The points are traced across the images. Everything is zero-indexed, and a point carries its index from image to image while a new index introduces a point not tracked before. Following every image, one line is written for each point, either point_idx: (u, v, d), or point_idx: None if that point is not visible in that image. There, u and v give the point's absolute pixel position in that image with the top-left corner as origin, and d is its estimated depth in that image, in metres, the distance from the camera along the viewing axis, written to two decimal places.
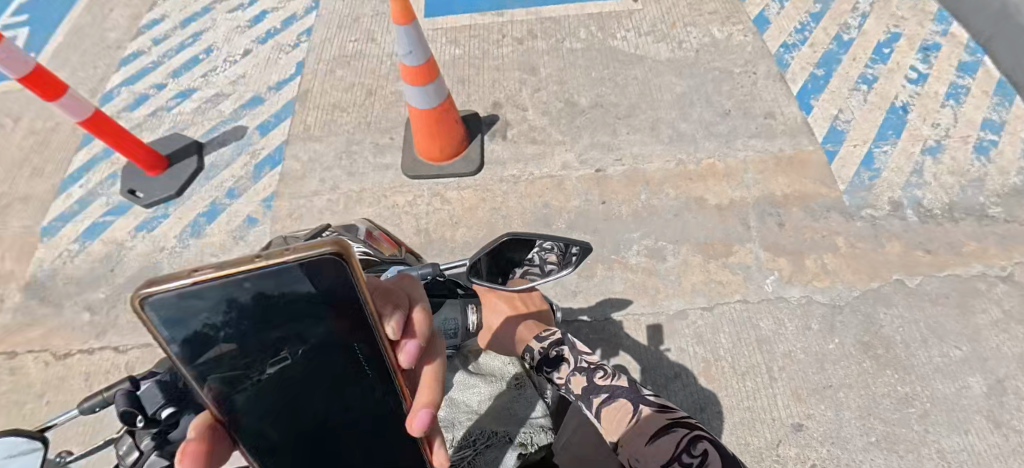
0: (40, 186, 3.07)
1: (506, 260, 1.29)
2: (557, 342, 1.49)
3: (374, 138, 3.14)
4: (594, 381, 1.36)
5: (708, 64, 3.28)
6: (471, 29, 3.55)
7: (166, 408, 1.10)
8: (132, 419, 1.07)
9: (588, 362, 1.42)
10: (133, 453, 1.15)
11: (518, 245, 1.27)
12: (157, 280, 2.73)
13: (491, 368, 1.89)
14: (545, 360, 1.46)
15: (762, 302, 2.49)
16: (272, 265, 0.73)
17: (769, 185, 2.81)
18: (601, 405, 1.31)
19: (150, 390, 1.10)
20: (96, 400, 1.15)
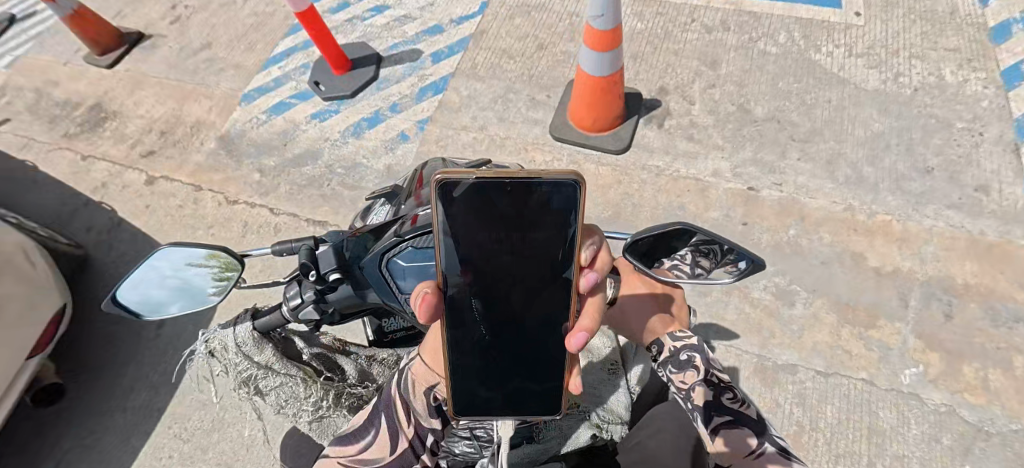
0: (250, 59, 3.54)
1: (665, 247, 1.27)
2: (692, 345, 1.24)
3: (532, 91, 3.15)
4: (722, 401, 1.19)
5: (924, 107, 2.79)
6: (660, 6, 3.34)
7: (336, 272, 1.19)
8: (308, 271, 1.18)
9: (719, 377, 1.21)
10: (295, 298, 1.25)
11: (684, 237, 1.25)
12: (315, 164, 3.07)
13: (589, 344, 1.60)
14: (669, 357, 1.24)
15: (890, 391, 2.18)
16: (528, 178, 0.78)
17: (950, 267, 2.38)
18: (723, 427, 1.16)
19: (329, 254, 1.22)
20: (285, 246, 1.26)
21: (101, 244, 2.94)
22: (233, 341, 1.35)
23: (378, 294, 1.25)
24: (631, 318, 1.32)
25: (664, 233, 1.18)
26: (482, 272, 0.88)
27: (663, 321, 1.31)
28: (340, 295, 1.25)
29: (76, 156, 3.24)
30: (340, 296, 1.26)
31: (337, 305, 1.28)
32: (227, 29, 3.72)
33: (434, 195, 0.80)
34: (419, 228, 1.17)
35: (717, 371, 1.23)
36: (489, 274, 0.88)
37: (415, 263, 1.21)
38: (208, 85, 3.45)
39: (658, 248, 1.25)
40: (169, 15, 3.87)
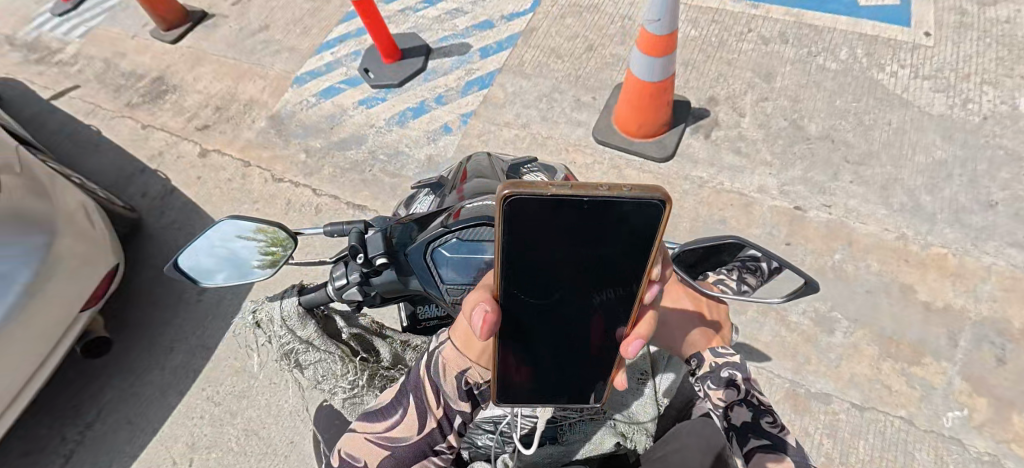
0: (305, 43, 3.63)
1: (714, 261, 1.37)
2: (734, 363, 1.19)
3: (578, 93, 3.12)
4: (761, 424, 1.16)
5: (992, 137, 2.62)
6: (716, 14, 3.25)
7: (383, 257, 1.23)
8: (357, 253, 1.23)
9: (759, 399, 1.19)
10: (341, 278, 1.33)
11: (733, 251, 1.35)
12: (358, 150, 3.13)
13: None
14: (708, 373, 1.19)
15: (929, 433, 2.08)
16: (608, 198, 0.72)
17: (1008, 309, 2.24)
18: (758, 451, 1.13)
19: (377, 238, 1.26)
20: (337, 227, 1.33)
21: (154, 210, 3.08)
22: (279, 314, 1.46)
23: (419, 282, 1.29)
24: (674, 326, 1.28)
25: (716, 245, 1.29)
26: (542, 283, 0.85)
27: (706, 335, 1.26)
28: (384, 280, 1.31)
29: (137, 125, 3.40)
30: (384, 281, 1.31)
31: (381, 288, 1.33)
32: (285, 13, 3.83)
33: (498, 213, 0.73)
34: (466, 220, 1.19)
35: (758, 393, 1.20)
36: (547, 284, 0.85)
37: (458, 255, 1.22)
38: (263, 65, 3.56)
39: (708, 260, 1.35)
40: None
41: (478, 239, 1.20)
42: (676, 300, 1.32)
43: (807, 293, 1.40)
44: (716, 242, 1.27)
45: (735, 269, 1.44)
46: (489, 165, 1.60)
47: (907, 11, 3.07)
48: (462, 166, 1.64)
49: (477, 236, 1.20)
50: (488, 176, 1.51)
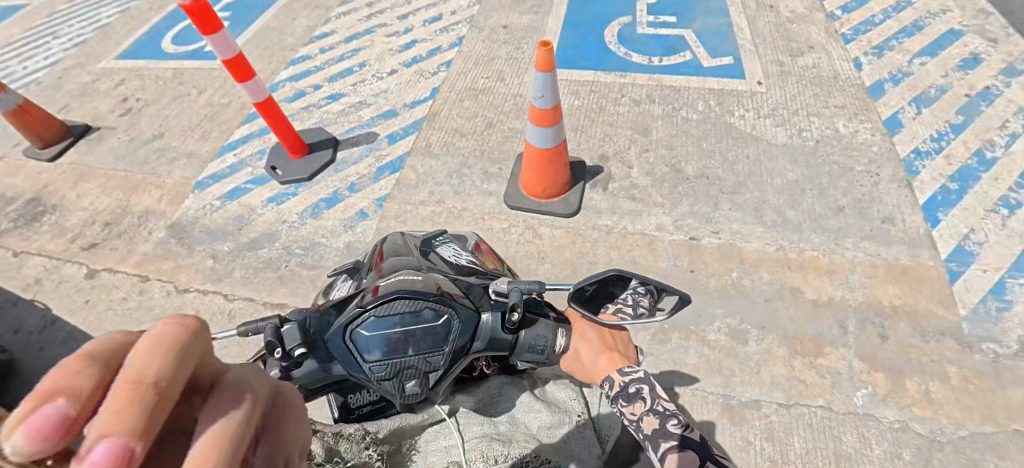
0: (204, 147, 3.61)
1: (606, 294, 1.63)
2: (640, 378, 1.51)
3: (484, 165, 3.36)
4: (668, 427, 1.42)
5: (827, 156, 3.14)
6: (593, 85, 3.73)
7: (300, 347, 1.38)
8: (273, 347, 1.32)
9: (663, 406, 1.47)
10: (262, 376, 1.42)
11: (621, 283, 1.62)
12: (270, 248, 3.07)
13: (556, 398, 1.86)
14: (620, 391, 1.50)
15: (847, 415, 2.28)
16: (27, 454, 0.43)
17: (877, 291, 2.58)
18: (670, 452, 1.38)
19: (294, 330, 1.40)
20: (251, 326, 1.43)
21: (33, 344, 2.74)
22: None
23: (345, 366, 1.40)
24: (585, 362, 1.59)
25: (602, 279, 1.56)
26: None
27: (611, 360, 1.57)
28: (306, 370, 1.41)
29: (9, 255, 3.10)
30: (306, 371, 1.41)
31: (304, 379, 1.43)
32: (179, 119, 3.81)
33: None
34: (379, 299, 1.37)
35: (662, 402, 1.48)
36: None
37: (377, 332, 1.36)
38: (158, 174, 3.46)
39: (599, 293, 1.61)
40: (119, 108, 3.95)
41: (391, 315, 1.35)
42: (584, 335, 1.62)
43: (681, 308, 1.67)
44: (600, 278, 1.55)
45: (626, 296, 1.64)
46: (404, 243, 1.89)
47: (740, 68, 3.73)
48: (380, 244, 1.96)
49: (389, 311, 1.35)
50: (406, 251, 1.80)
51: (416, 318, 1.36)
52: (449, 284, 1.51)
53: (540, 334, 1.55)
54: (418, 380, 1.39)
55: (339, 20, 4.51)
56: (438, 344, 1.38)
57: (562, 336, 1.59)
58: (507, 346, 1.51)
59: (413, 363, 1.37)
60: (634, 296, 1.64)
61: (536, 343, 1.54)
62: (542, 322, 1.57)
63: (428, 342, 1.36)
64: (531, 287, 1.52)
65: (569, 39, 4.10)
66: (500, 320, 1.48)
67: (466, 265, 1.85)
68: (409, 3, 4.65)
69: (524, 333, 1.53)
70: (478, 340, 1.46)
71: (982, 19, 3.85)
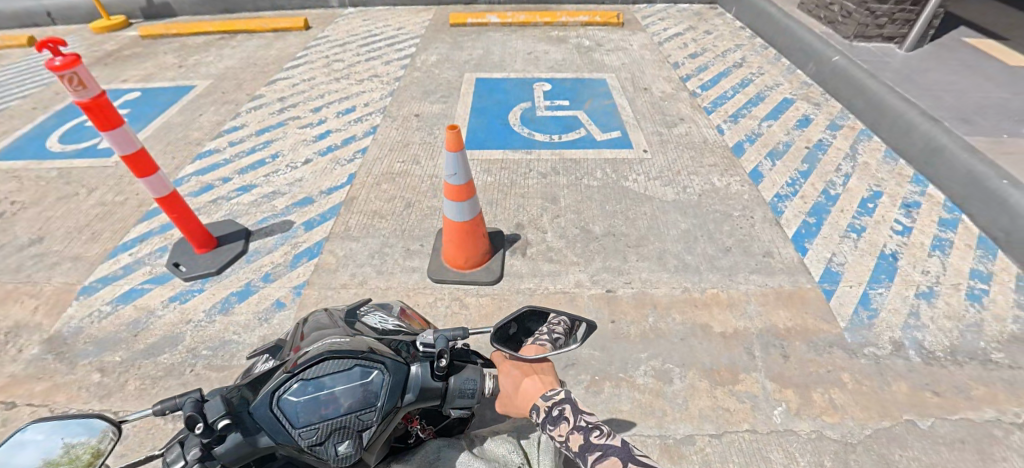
0: (94, 248, 3.36)
1: (525, 331, 1.72)
2: (561, 400, 1.52)
3: (406, 243, 3.44)
4: (591, 439, 1.44)
5: (709, 206, 3.58)
6: (502, 162, 4.04)
7: (223, 418, 1.25)
8: (194, 422, 1.23)
9: (586, 420, 1.48)
10: (176, 461, 1.27)
11: (537, 318, 1.72)
12: (172, 350, 2.82)
13: (495, 454, 1.72)
14: (546, 417, 1.50)
15: (771, 433, 2.43)
16: None
17: (772, 317, 2.89)
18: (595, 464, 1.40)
19: (217, 402, 1.28)
20: (167, 404, 1.31)
21: None
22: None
23: (271, 436, 1.30)
24: (513, 397, 1.61)
25: (518, 316, 1.66)
26: None
27: (535, 387, 1.58)
28: (229, 446, 1.27)
29: None
30: (229, 448, 1.27)
31: (226, 459, 1.28)
32: (64, 222, 3.55)
33: None
34: (306, 361, 1.35)
35: (585, 415, 1.50)
36: None
37: (305, 397, 1.31)
38: (35, 282, 3.14)
39: (519, 331, 1.70)
40: None
41: (319, 375, 1.33)
42: (508, 373, 1.64)
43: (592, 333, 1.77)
44: (517, 314, 1.64)
45: (544, 331, 1.70)
46: (329, 316, 1.76)
47: (628, 139, 4.24)
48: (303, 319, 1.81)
49: (318, 372, 1.33)
50: (328, 323, 1.70)
51: (345, 376, 1.35)
52: (378, 342, 1.52)
53: (469, 378, 1.56)
54: (351, 441, 1.35)
55: (249, 116, 4.58)
56: (370, 400, 1.36)
57: (490, 378, 1.65)
58: (438, 394, 1.50)
59: (345, 423, 1.34)
60: (553, 325, 1.73)
61: (466, 386, 1.54)
62: (469, 367, 1.59)
63: (359, 398, 1.35)
64: (455, 333, 1.56)
65: (476, 124, 4.46)
66: (429, 369, 1.49)
67: (394, 329, 1.79)
68: (320, 99, 4.86)
69: (453, 379, 1.53)
70: (409, 392, 1.45)
71: (805, 89, 4.76)
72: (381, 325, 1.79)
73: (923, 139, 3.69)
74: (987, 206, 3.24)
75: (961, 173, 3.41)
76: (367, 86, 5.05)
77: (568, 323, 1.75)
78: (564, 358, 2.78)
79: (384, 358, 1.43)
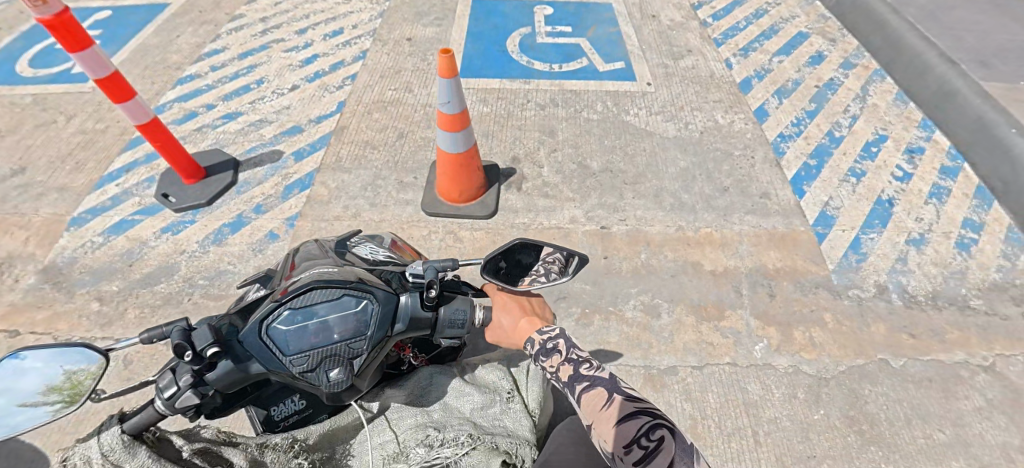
0: (80, 178, 3.28)
1: (517, 263, 1.66)
2: (556, 335, 1.59)
3: (399, 176, 3.38)
4: (581, 371, 1.54)
5: (711, 144, 3.52)
6: (499, 92, 3.89)
7: (212, 346, 1.25)
8: (183, 350, 1.23)
9: (577, 354, 1.57)
10: (169, 387, 1.31)
11: (531, 252, 1.66)
12: (168, 280, 2.84)
13: (486, 380, 2.06)
14: (539, 348, 1.57)
15: (750, 367, 2.56)
16: None
17: (762, 257, 2.94)
18: (582, 392, 1.50)
19: (205, 331, 1.27)
20: (156, 333, 1.31)
21: None
22: (96, 451, 1.28)
23: (261, 363, 1.34)
24: (508, 330, 1.65)
25: (509, 250, 1.61)
26: None
27: (531, 323, 1.63)
28: (220, 373, 1.33)
29: None
30: (220, 374, 1.33)
31: (219, 384, 1.35)
32: (46, 150, 3.44)
33: None
34: (295, 291, 1.36)
35: (577, 350, 1.59)
36: None
37: (294, 326, 1.33)
38: (23, 213, 3.09)
39: (511, 265, 1.66)
40: None
41: (309, 304, 1.34)
42: (504, 305, 1.67)
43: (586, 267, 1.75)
44: (505, 247, 1.59)
45: (539, 266, 1.69)
46: (318, 249, 1.76)
47: (631, 70, 4.07)
48: (293, 250, 1.82)
49: (307, 301, 1.35)
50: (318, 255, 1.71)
51: (336, 305, 1.36)
52: (368, 274, 1.54)
53: (458, 308, 1.60)
54: (342, 368, 1.37)
55: (230, 37, 4.31)
56: (361, 328, 1.38)
57: (480, 309, 1.65)
58: (428, 324, 1.54)
59: (335, 350, 1.35)
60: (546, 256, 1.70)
61: (456, 317, 1.58)
62: (460, 298, 1.63)
63: (350, 326, 1.36)
64: (444, 265, 1.57)
65: (473, 50, 4.24)
66: (419, 299, 1.51)
67: (385, 259, 1.81)
68: (306, 19, 4.56)
69: (443, 310, 1.57)
70: (399, 322, 1.48)
71: (823, 23, 4.50)
72: (371, 255, 1.82)
73: (937, 82, 3.65)
74: (990, 154, 3.23)
75: (971, 119, 3.41)
76: (356, 5, 4.73)
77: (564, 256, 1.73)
78: (556, 293, 2.84)
79: (374, 289, 1.45)
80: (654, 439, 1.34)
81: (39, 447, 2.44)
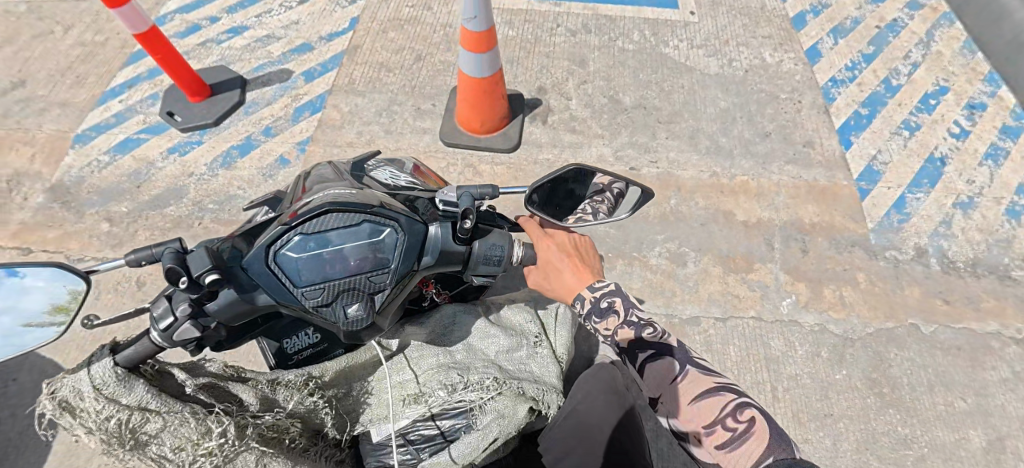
0: (82, 94, 3.05)
1: (566, 194, 1.55)
2: (611, 291, 1.50)
3: (417, 101, 3.15)
4: (644, 337, 1.48)
5: (755, 85, 3.28)
6: (527, 14, 3.56)
7: (212, 273, 0.96)
8: (177, 277, 0.94)
9: (637, 317, 1.51)
10: (165, 317, 1.03)
11: (582, 185, 1.56)
12: (177, 203, 2.71)
13: (512, 322, 1.95)
14: (592, 308, 1.50)
15: (775, 322, 2.54)
16: None
17: (799, 211, 2.83)
18: (648, 361, 1.46)
19: (203, 253, 0.99)
20: (143, 254, 1.05)
21: None
22: (88, 383, 1.07)
23: (270, 294, 1.09)
24: (556, 283, 1.52)
25: (560, 178, 1.48)
26: None
27: (579, 279, 1.50)
28: (223, 303, 1.08)
29: None
30: (223, 304, 1.08)
31: (221, 317, 1.10)
32: (45, 63, 3.18)
33: None
34: (307, 213, 1.07)
35: (636, 311, 1.52)
36: None
37: (307, 254, 1.05)
38: (27, 129, 2.90)
39: (559, 194, 1.53)
40: None
41: (323, 229, 1.06)
42: (551, 256, 1.49)
43: (642, 202, 1.70)
44: (558, 174, 1.46)
45: (587, 204, 1.59)
46: (331, 174, 1.53)
47: None
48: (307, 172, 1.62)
49: (321, 226, 1.06)
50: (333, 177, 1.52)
51: (354, 233, 1.07)
52: (390, 199, 1.25)
53: (496, 244, 1.33)
54: (363, 304, 1.10)
55: None
56: (384, 259, 1.11)
57: (519, 246, 1.40)
58: (460, 259, 1.30)
59: (353, 284, 1.08)
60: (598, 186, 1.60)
61: (493, 253, 1.33)
62: (496, 231, 1.36)
63: (371, 257, 1.09)
64: (482, 192, 1.32)
65: None
66: (451, 230, 1.24)
67: (407, 185, 1.65)
68: None
69: (478, 244, 1.31)
70: (427, 255, 1.22)
71: None
72: (391, 181, 1.66)
73: (1012, 32, 3.37)
74: None
75: None
76: None
77: (617, 189, 1.63)
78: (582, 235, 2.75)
79: (399, 214, 1.16)
80: (742, 420, 1.28)
81: (60, 363, 2.40)
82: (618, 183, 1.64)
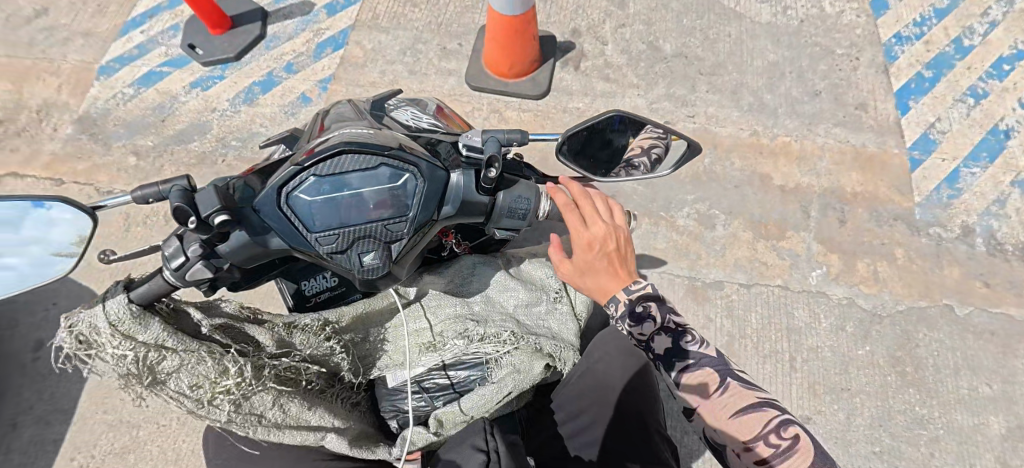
0: (104, 23, 2.96)
1: (604, 142, 1.45)
2: (647, 293, 1.42)
3: (443, 41, 2.99)
4: (682, 345, 1.40)
5: (810, 38, 3.04)
6: None
7: (222, 213, 0.83)
8: (185, 217, 0.81)
9: (674, 323, 1.42)
10: (177, 256, 0.94)
11: (623, 137, 1.47)
12: (200, 139, 2.68)
13: (534, 276, 1.85)
14: (625, 313, 1.41)
15: (802, 292, 2.48)
16: None
17: (841, 178, 2.69)
18: (685, 373, 1.39)
19: (213, 190, 0.85)
20: (151, 190, 0.93)
21: None
22: (103, 319, 0.99)
23: (282, 237, 0.97)
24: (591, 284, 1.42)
25: (599, 125, 1.39)
26: None
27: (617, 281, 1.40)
28: (235, 245, 0.97)
29: None
30: (235, 247, 0.97)
31: (235, 259, 1.00)
32: None
33: None
34: (322, 152, 0.95)
35: (672, 316, 1.43)
36: None
37: (322, 197, 0.93)
38: (51, 59, 2.85)
39: (596, 144, 1.44)
40: None
41: (340, 171, 0.94)
42: (591, 264, 1.37)
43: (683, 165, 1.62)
44: (595, 122, 1.36)
45: (622, 164, 1.51)
46: (345, 113, 1.40)
47: None
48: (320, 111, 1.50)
49: (337, 168, 0.94)
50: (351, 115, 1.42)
51: (372, 177, 0.96)
52: (411, 143, 1.14)
53: (522, 196, 1.26)
54: (380, 253, 1.00)
55: None
56: (403, 205, 0.99)
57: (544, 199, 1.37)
58: (482, 211, 1.21)
59: (369, 232, 0.97)
60: (634, 148, 1.52)
61: (518, 206, 1.26)
62: (523, 183, 1.29)
63: (389, 203, 0.97)
64: (510, 137, 1.23)
65: None
66: (474, 179, 1.13)
67: (429, 128, 1.56)
68: None
69: (502, 196, 1.22)
70: (447, 205, 1.12)
71: None
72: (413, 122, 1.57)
73: None
74: None
75: None
76: None
77: (655, 154, 1.56)
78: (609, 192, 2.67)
79: (420, 158, 1.04)
80: (786, 437, 1.28)
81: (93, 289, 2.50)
82: (658, 149, 1.57)
